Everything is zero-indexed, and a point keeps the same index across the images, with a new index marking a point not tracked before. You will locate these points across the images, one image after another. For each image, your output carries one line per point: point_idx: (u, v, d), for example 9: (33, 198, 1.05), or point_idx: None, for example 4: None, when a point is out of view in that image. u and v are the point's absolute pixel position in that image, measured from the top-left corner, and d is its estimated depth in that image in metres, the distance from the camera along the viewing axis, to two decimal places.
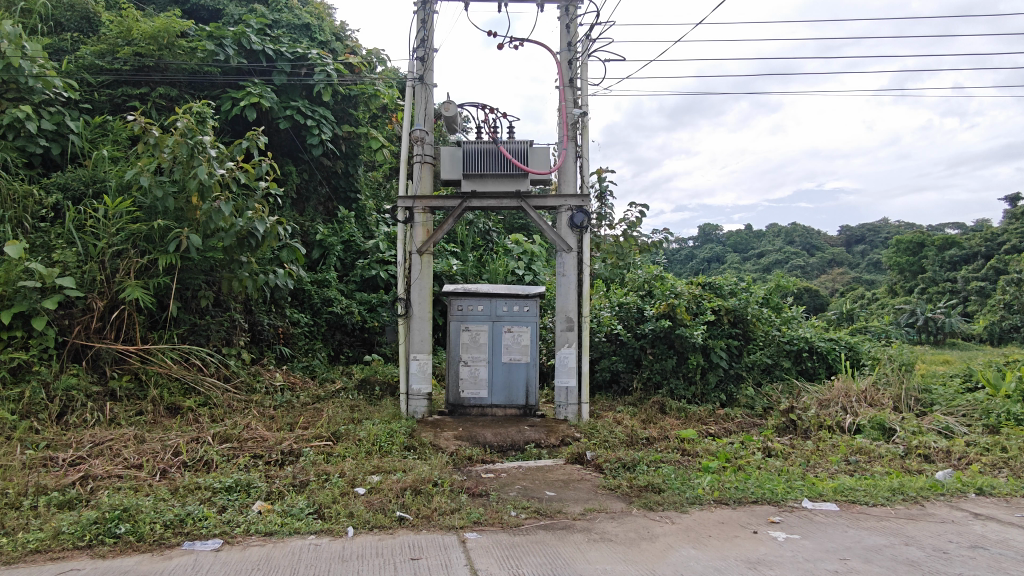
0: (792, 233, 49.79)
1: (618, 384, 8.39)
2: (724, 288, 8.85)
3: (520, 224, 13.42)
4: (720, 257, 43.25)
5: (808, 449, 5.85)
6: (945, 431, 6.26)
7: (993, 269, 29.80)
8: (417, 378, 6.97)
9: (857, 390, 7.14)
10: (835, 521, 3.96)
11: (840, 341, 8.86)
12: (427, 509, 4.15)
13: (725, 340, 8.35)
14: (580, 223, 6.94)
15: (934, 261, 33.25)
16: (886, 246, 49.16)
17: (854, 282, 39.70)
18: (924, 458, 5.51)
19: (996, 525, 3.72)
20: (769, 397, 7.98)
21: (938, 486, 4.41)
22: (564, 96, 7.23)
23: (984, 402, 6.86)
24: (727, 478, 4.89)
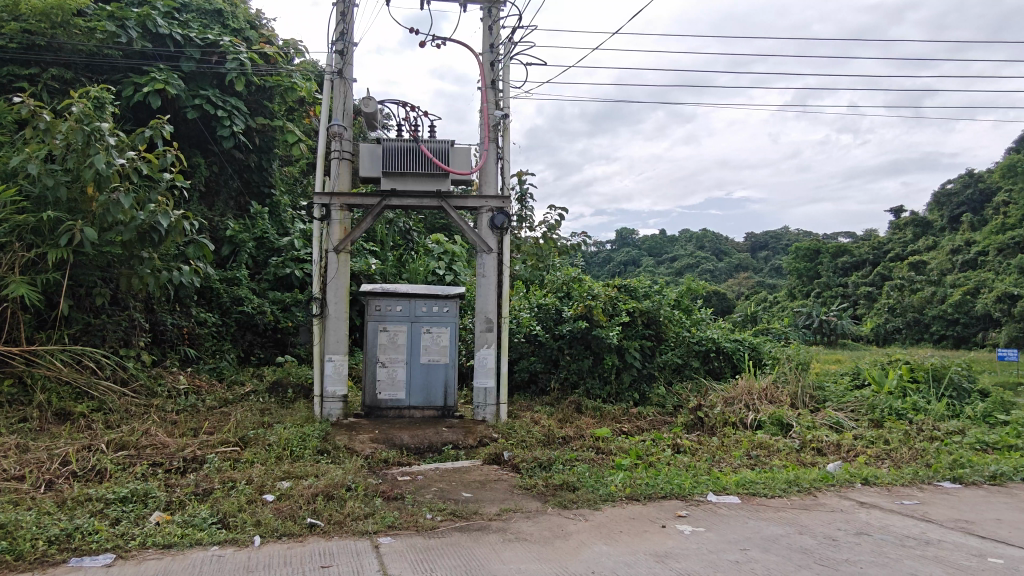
0: (702, 238, 52.08)
1: (535, 384, 8.48)
2: (639, 290, 9.10)
3: (441, 224, 13.35)
4: (635, 261, 44.64)
5: (714, 444, 6.12)
6: (836, 426, 6.71)
7: (879, 275, 32.43)
8: (332, 379, 6.78)
9: (759, 388, 7.53)
10: (737, 513, 4.16)
11: (744, 342, 9.33)
12: (339, 515, 4.04)
13: (638, 341, 8.61)
14: (500, 224, 6.97)
15: (829, 267, 35.71)
16: (787, 253, 52.30)
17: (757, 287, 41.94)
18: (817, 451, 5.89)
19: (878, 512, 4.02)
20: (679, 395, 8.29)
21: (829, 477, 4.72)
22: (486, 97, 7.25)
23: (870, 398, 7.41)
24: (638, 475, 5.03)
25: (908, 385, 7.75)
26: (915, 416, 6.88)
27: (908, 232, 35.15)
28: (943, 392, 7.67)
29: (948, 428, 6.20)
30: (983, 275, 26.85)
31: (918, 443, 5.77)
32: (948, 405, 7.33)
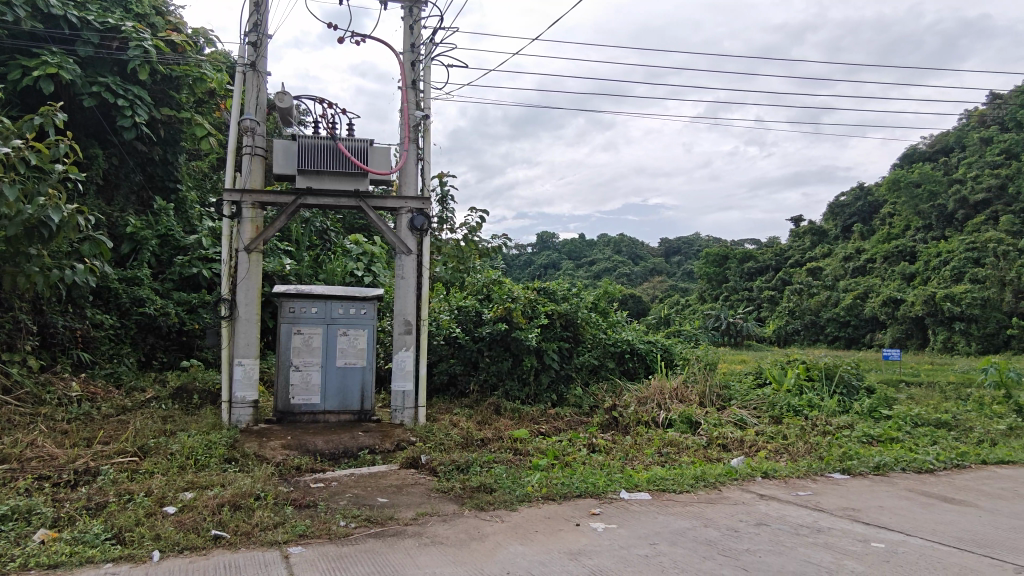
0: (619, 243, 53.53)
1: (455, 386, 8.46)
2: (557, 293, 9.25)
3: (360, 224, 13.08)
4: (555, 264, 45.38)
5: (627, 443, 6.31)
6: (739, 423, 7.07)
7: (781, 280, 34.46)
8: (241, 385, 6.49)
9: (670, 388, 7.83)
10: (647, 509, 4.30)
11: (657, 343, 9.66)
12: (247, 526, 3.88)
13: (556, 343, 8.74)
14: (420, 225, 6.91)
15: (735, 272, 37.50)
16: (698, 258, 54.68)
17: (670, 290, 43.57)
18: (722, 447, 6.18)
19: (777, 503, 4.26)
20: (595, 396, 8.49)
21: (732, 472, 4.96)
22: (406, 98, 7.17)
23: (770, 396, 7.86)
24: (554, 474, 5.11)
25: (804, 383, 8.28)
26: (810, 412, 7.36)
27: (806, 241, 37.57)
28: (835, 390, 8.22)
29: (838, 423, 6.66)
30: (871, 280, 29.07)
31: (812, 437, 6.17)
32: (839, 401, 7.88)
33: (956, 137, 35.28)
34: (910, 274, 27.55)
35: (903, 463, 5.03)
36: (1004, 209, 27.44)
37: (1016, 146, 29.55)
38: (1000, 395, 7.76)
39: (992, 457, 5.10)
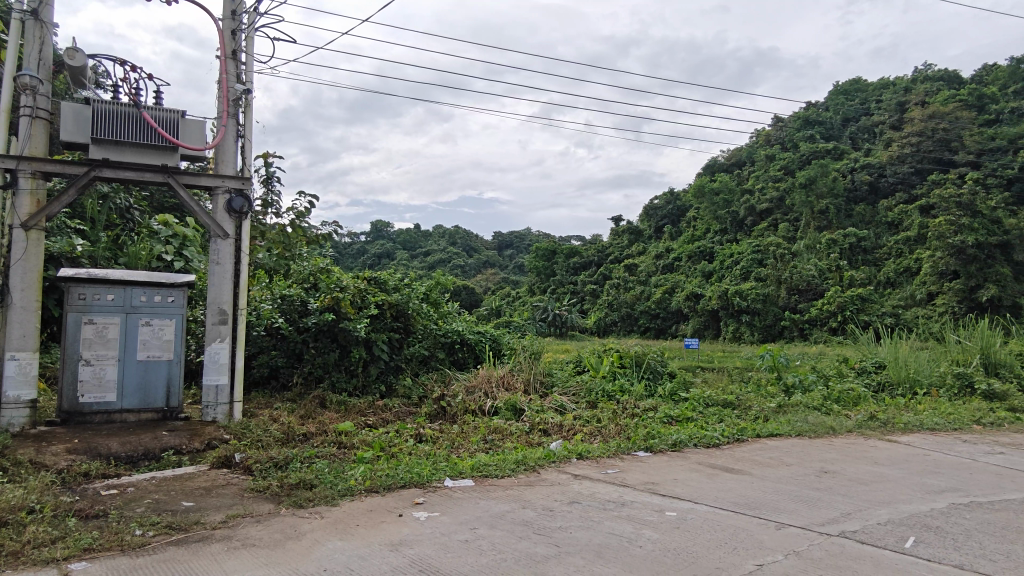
0: (454, 235, 53.96)
1: (276, 379, 8.02)
2: (388, 283, 9.06)
3: (170, 204, 11.85)
4: (389, 253, 44.68)
5: (454, 432, 6.41)
6: (559, 409, 7.48)
7: (602, 275, 36.99)
8: (14, 383, 5.60)
9: (497, 376, 8.08)
10: (469, 495, 4.41)
11: (486, 334, 9.89)
12: (15, 545, 3.35)
13: (386, 333, 8.58)
14: (238, 208, 6.43)
15: (562, 267, 39.51)
16: (528, 252, 56.93)
17: (502, 282, 44.82)
18: (543, 431, 6.50)
19: (589, 482, 4.57)
20: (424, 385, 8.50)
21: (550, 455, 5.24)
22: (225, 69, 6.61)
23: (587, 382, 8.42)
24: (379, 467, 5.03)
25: (617, 369, 8.98)
26: (621, 396, 8.00)
27: (625, 239, 40.65)
28: (643, 375, 9.02)
29: (645, 406, 7.31)
30: (678, 277, 32.18)
31: (623, 419, 6.70)
32: (646, 385, 8.65)
33: (748, 152, 40.17)
34: (709, 271, 30.95)
35: (696, 439, 5.63)
36: (781, 218, 31.76)
37: (792, 164, 34.32)
38: (773, 376, 9.01)
39: (765, 431, 5.88)
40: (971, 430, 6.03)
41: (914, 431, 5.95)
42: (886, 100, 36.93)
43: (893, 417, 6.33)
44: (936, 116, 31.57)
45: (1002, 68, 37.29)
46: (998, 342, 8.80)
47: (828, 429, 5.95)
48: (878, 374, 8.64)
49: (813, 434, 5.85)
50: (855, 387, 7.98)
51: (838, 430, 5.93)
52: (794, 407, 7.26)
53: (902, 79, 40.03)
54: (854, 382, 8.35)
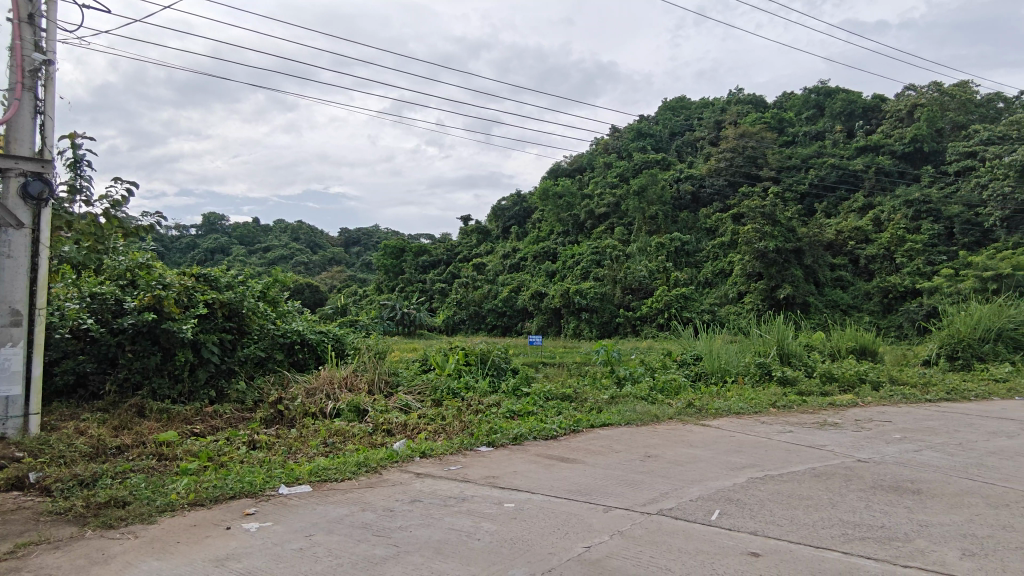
0: (297, 230, 51.46)
1: (85, 388, 7.16)
2: (220, 280, 8.43)
3: None
4: (224, 249, 41.63)
5: (292, 436, 6.13)
6: (404, 408, 7.41)
7: (451, 274, 37.24)
8: None
9: (339, 377, 7.85)
10: (306, 501, 4.23)
11: (328, 334, 9.54)
12: None
13: (217, 334, 7.98)
14: (36, 193, 5.63)
15: (411, 265, 39.21)
16: (376, 250, 55.88)
17: (348, 280, 43.52)
18: (387, 432, 6.41)
19: (430, 479, 4.60)
20: (260, 389, 8.02)
21: (393, 455, 5.19)
22: (20, 33, 5.75)
23: (433, 380, 8.43)
24: (206, 478, 4.67)
25: (462, 367, 9.09)
26: (466, 393, 8.10)
27: (473, 238, 41.27)
28: (488, 371, 9.22)
29: (488, 402, 7.46)
30: (523, 276, 33.28)
31: (466, 416, 6.79)
32: (490, 382, 8.85)
33: (588, 158, 42.50)
34: (553, 271, 32.37)
35: (535, 432, 5.86)
36: (617, 222, 34.02)
37: (627, 171, 36.80)
38: (607, 369, 9.60)
39: (598, 422, 6.26)
40: (768, 412, 6.87)
41: (723, 415, 6.67)
42: (706, 118, 40.93)
43: (706, 404, 7.03)
44: (746, 135, 35.54)
45: (798, 96, 42.83)
46: (790, 334, 10.11)
47: (653, 417, 6.47)
48: (696, 365, 9.55)
49: (640, 422, 6.33)
50: (677, 378, 8.76)
51: (660, 417, 6.47)
52: (625, 398, 7.82)
53: (719, 100, 44.61)
54: (675, 373, 9.18)
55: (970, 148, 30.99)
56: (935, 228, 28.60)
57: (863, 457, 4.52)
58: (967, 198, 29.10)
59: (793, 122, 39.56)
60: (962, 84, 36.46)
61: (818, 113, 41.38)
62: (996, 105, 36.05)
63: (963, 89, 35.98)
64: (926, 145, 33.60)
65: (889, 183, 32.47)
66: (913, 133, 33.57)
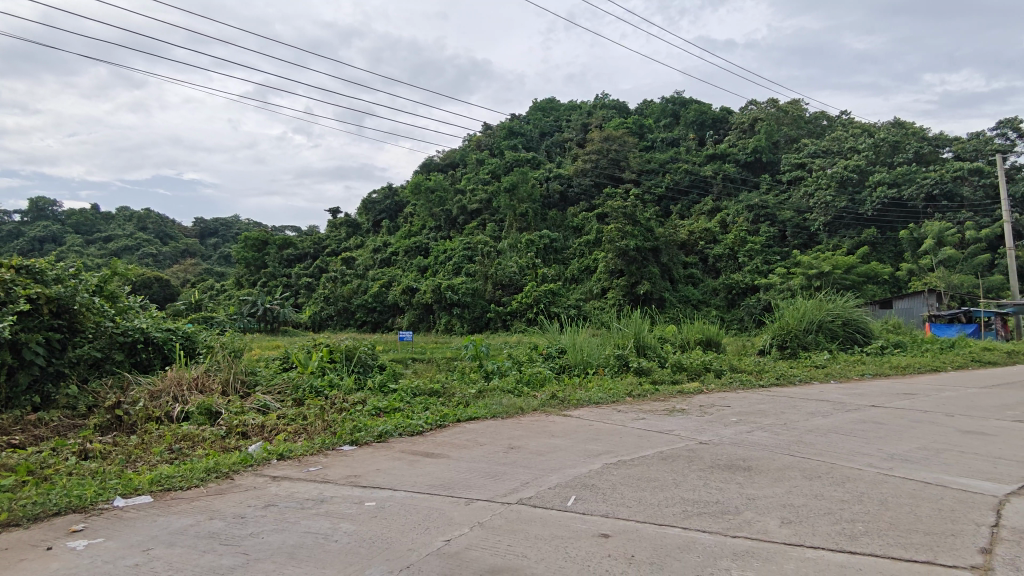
0: (144, 218, 47.12)
1: None
2: (47, 273, 7.52)
3: None
4: (55, 238, 37.23)
5: (131, 444, 5.59)
6: (262, 408, 7.01)
7: (318, 268, 35.83)
8: None
9: (189, 377, 7.29)
10: (145, 513, 3.89)
11: (177, 332, 8.82)
12: None
13: (42, 334, 7.10)
14: None
15: (274, 258, 37.23)
16: (235, 242, 52.49)
17: (204, 273, 40.57)
18: (241, 435, 6.04)
19: (287, 482, 4.39)
20: (95, 394, 7.24)
21: (247, 459, 4.89)
22: None
23: (294, 379, 8.05)
24: (23, 494, 4.14)
25: (326, 365, 8.77)
26: (330, 391, 7.81)
27: (342, 231, 40.00)
28: (353, 369, 8.97)
29: (353, 399, 7.24)
30: (395, 271, 32.82)
31: (328, 415, 6.55)
32: (355, 379, 8.62)
33: (460, 154, 42.62)
34: (424, 266, 32.23)
35: (400, 428, 5.78)
36: (489, 218, 34.45)
37: (499, 169, 37.29)
38: (475, 364, 9.69)
39: (464, 416, 6.30)
40: (625, 401, 7.27)
41: (584, 405, 6.97)
42: (574, 120, 42.50)
43: (569, 395, 7.31)
44: (610, 138, 37.28)
45: (657, 104, 45.64)
46: (646, 327, 10.75)
47: (519, 409, 6.61)
48: (560, 358, 9.90)
49: (505, 414, 6.45)
50: (542, 371, 9.03)
51: (525, 410, 6.63)
52: (492, 392, 7.93)
53: (586, 103, 46.49)
54: (541, 366, 9.47)
55: (800, 160, 34.64)
56: (771, 231, 31.68)
57: (705, 439, 4.91)
58: (798, 204, 32.48)
59: (652, 128, 42.05)
60: (794, 102, 40.61)
61: (674, 121, 44.31)
62: (821, 122, 40.55)
63: (795, 107, 40.08)
64: (764, 155, 37.07)
65: (734, 189, 35.51)
66: (755, 144, 36.90)
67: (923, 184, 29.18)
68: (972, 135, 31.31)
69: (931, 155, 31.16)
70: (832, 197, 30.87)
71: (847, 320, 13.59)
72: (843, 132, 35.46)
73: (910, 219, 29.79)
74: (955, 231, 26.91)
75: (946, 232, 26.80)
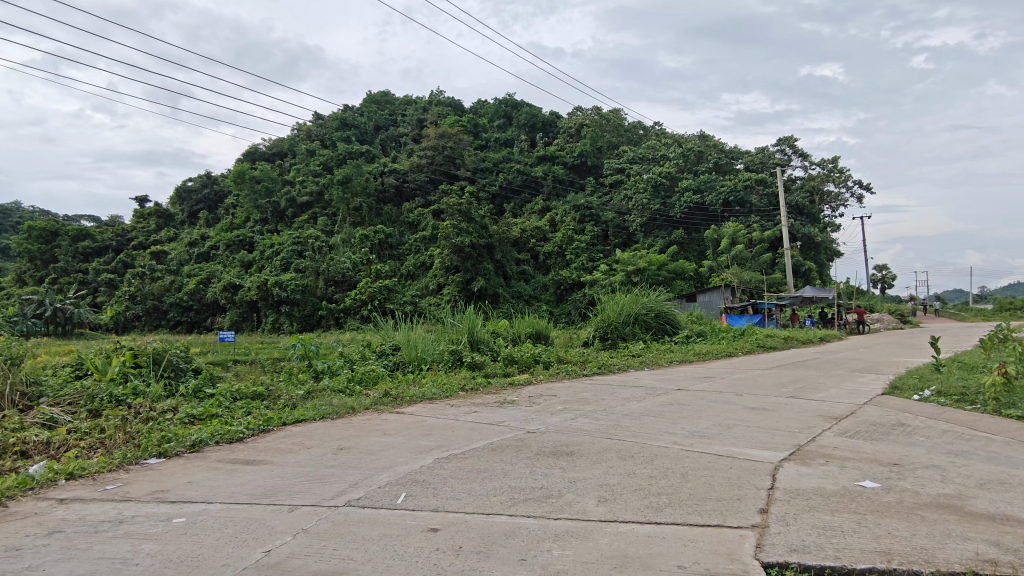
0: None
1: None
2: None
3: None
4: None
5: None
6: (49, 423, 6.11)
7: (122, 263, 32.09)
8: None
9: None
10: None
11: None
12: None
13: None
14: None
15: (66, 251, 32.69)
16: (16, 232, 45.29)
17: None
18: (20, 455, 5.21)
19: (77, 504, 3.86)
20: None
21: (27, 481, 4.23)
22: None
23: (90, 388, 7.12)
24: None
25: (129, 370, 7.84)
26: (134, 400, 7.00)
27: (151, 223, 36.21)
28: (162, 373, 8.15)
29: (162, 408, 6.58)
30: (214, 266, 30.47)
31: (132, 426, 5.86)
32: (165, 385, 7.83)
33: (288, 144, 40.42)
34: (248, 262, 30.29)
35: (216, 437, 5.34)
36: (320, 212, 33.11)
37: (330, 161, 35.91)
38: (304, 364, 9.25)
39: (290, 419, 5.98)
40: (458, 395, 7.37)
41: (417, 402, 6.92)
42: (409, 115, 42.19)
43: (402, 392, 7.24)
44: (446, 135, 37.44)
45: (490, 104, 46.71)
46: (479, 322, 10.96)
47: (349, 409, 6.42)
48: (394, 355, 9.78)
49: (335, 415, 6.22)
50: (375, 368, 8.83)
51: (356, 409, 6.44)
52: (321, 392, 7.62)
53: (421, 99, 46.35)
54: (374, 364, 9.29)
55: (620, 165, 37.35)
56: (595, 230, 33.90)
57: (532, 428, 5.11)
58: (619, 206, 35.03)
59: (486, 128, 42.94)
60: (615, 110, 43.63)
61: (507, 122, 45.66)
62: (638, 131, 44.00)
63: (616, 115, 43.09)
64: (589, 159, 39.50)
65: (563, 190, 37.50)
66: (580, 149, 39.17)
67: (721, 191, 32.57)
68: (759, 150, 35.79)
69: (727, 166, 35.18)
70: (648, 200, 33.63)
71: (659, 312, 14.91)
72: (657, 141, 38.81)
73: (711, 222, 33.31)
74: (745, 233, 30.70)
75: (738, 234, 30.48)
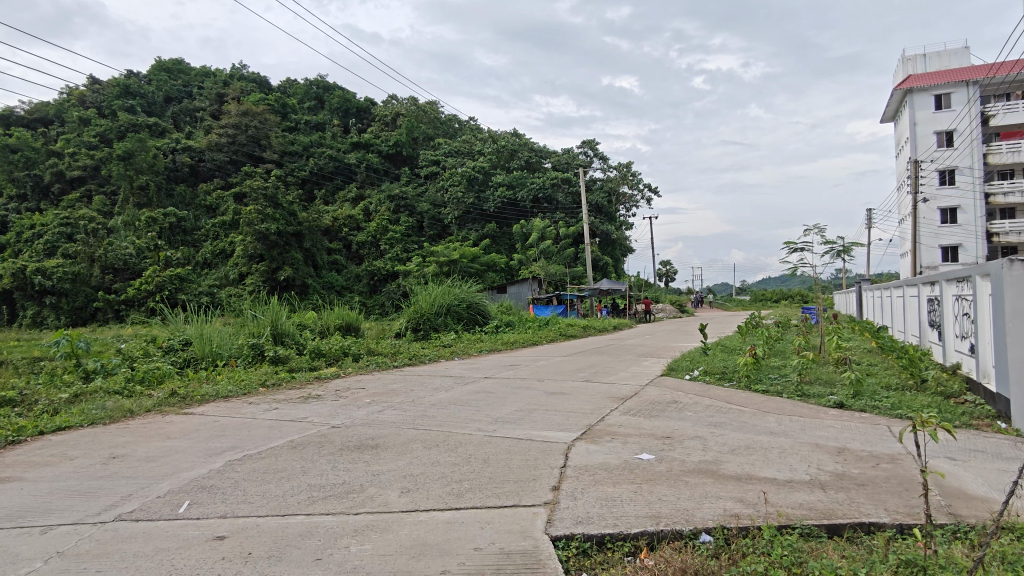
0: None
1: None
2: None
3: None
4: None
5: None
6: None
7: None
8: None
9: None
10: None
11: None
12: None
13: None
14: None
15: None
16: None
17: None
18: None
19: None
20: None
21: None
22: None
23: None
24: None
25: None
26: None
27: None
28: None
29: None
30: None
31: None
32: None
33: (54, 109, 34.91)
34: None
35: None
36: (96, 189, 29.12)
37: (108, 132, 31.56)
38: (69, 363, 8.03)
39: (50, 427, 5.16)
40: (258, 392, 6.88)
41: (209, 401, 6.36)
42: (206, 88, 38.49)
43: (192, 391, 6.59)
44: (249, 113, 34.71)
45: (299, 85, 44.26)
46: (283, 314, 10.31)
47: (126, 413, 5.69)
48: (184, 351, 8.87)
49: (107, 420, 5.48)
50: (160, 366, 7.93)
51: (135, 412, 5.74)
52: (92, 395, 6.67)
53: (220, 72, 42.61)
54: (159, 361, 8.36)
55: (436, 157, 37.43)
56: (410, 221, 33.65)
57: (336, 423, 4.94)
58: (433, 198, 35.08)
59: (295, 109, 40.53)
60: (431, 103, 43.67)
61: (317, 105, 43.66)
62: (453, 125, 44.53)
63: (432, 108, 43.19)
64: (405, 149, 39.11)
65: (377, 180, 36.75)
66: (395, 138, 38.59)
67: (530, 188, 34.18)
68: (565, 151, 38.06)
69: (536, 164, 36.90)
70: (462, 193, 34.05)
71: (470, 304, 15.21)
72: (471, 136, 39.57)
73: (521, 217, 34.71)
74: (552, 229, 32.54)
75: (547, 230, 32.22)
